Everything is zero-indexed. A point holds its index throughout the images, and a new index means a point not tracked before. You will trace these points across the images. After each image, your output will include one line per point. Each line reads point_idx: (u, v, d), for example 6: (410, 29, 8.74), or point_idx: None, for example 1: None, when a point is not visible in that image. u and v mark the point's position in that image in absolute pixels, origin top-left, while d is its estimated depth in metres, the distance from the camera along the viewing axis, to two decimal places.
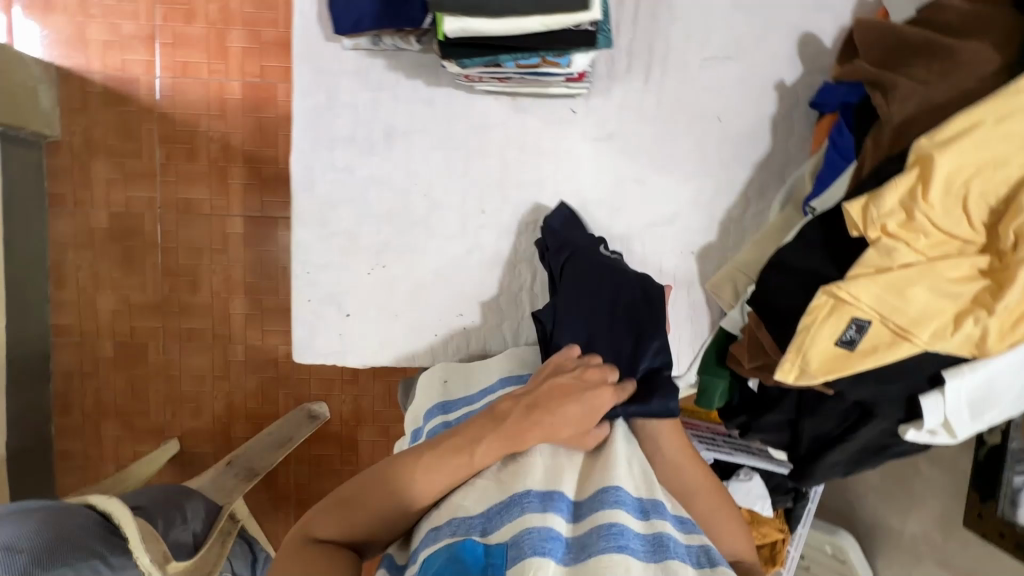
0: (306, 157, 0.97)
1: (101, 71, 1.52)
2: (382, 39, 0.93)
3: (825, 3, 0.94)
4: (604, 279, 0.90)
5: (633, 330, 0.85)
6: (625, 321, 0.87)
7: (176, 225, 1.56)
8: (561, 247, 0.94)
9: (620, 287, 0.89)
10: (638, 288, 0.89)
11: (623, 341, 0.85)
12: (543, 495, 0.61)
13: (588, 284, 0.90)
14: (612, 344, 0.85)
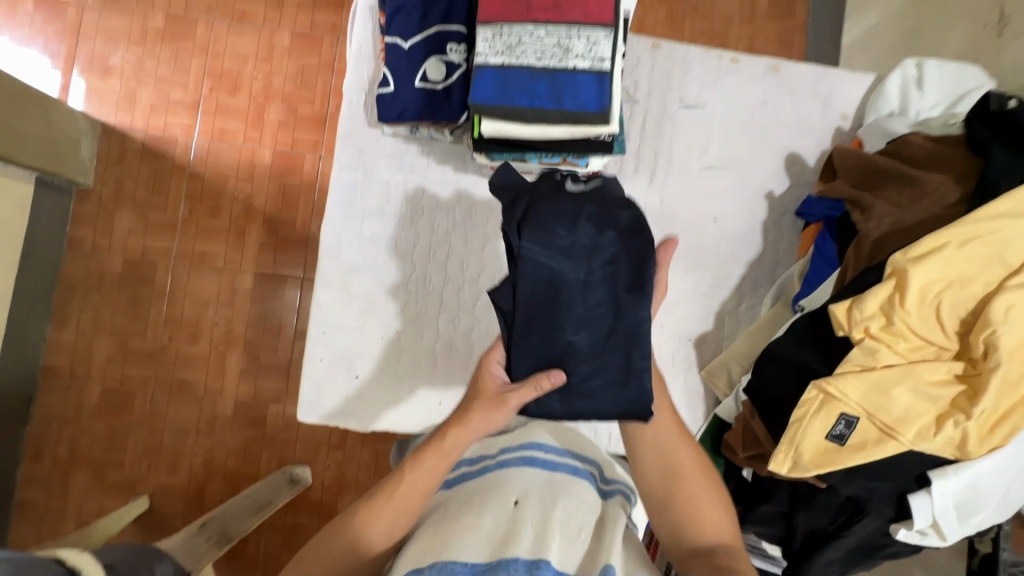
0: (333, 218, 0.89)
1: (143, 129, 1.64)
2: (419, 129, 0.88)
3: (810, 129, 0.98)
4: (570, 232, 0.66)
5: (610, 303, 0.65)
6: (596, 291, 0.65)
7: (187, 276, 1.61)
8: (514, 202, 0.68)
9: (592, 244, 0.66)
10: (615, 242, 0.66)
11: (599, 317, 0.65)
12: (532, 563, 0.58)
13: (553, 247, 0.65)
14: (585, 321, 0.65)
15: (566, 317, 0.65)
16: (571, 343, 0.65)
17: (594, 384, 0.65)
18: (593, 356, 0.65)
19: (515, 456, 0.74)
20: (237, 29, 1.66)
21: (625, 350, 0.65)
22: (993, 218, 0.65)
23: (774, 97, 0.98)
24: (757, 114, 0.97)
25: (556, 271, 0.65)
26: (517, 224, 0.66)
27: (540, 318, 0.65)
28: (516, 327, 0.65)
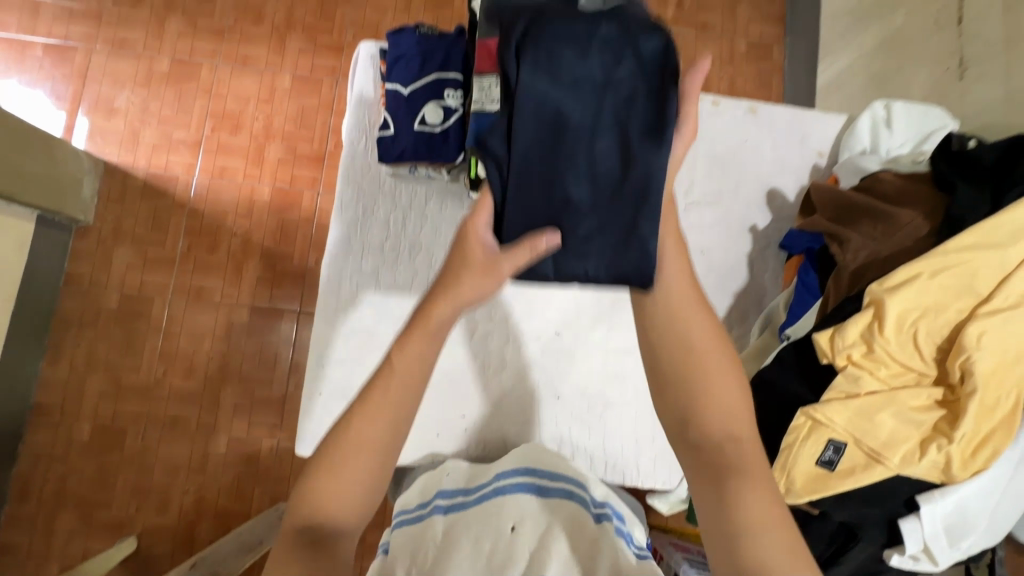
0: (333, 255, 0.92)
1: (145, 168, 1.68)
2: (417, 168, 0.92)
3: (789, 166, 1.04)
4: (579, 57, 0.57)
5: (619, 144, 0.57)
6: (604, 135, 0.57)
7: (183, 311, 1.62)
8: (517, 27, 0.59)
9: (604, 74, 0.57)
10: (630, 75, 0.57)
11: (607, 159, 0.57)
12: None
13: (558, 71, 0.57)
14: (591, 165, 0.57)
15: (567, 160, 0.57)
16: (572, 197, 0.56)
17: (593, 243, 0.57)
18: (595, 210, 0.57)
19: (511, 482, 0.77)
20: (240, 73, 1.73)
21: (635, 204, 0.57)
22: (965, 248, 0.69)
23: (753, 136, 1.04)
24: (739, 152, 1.03)
25: (558, 105, 0.57)
26: (517, 51, 0.58)
27: (538, 166, 0.57)
28: (510, 172, 0.57)
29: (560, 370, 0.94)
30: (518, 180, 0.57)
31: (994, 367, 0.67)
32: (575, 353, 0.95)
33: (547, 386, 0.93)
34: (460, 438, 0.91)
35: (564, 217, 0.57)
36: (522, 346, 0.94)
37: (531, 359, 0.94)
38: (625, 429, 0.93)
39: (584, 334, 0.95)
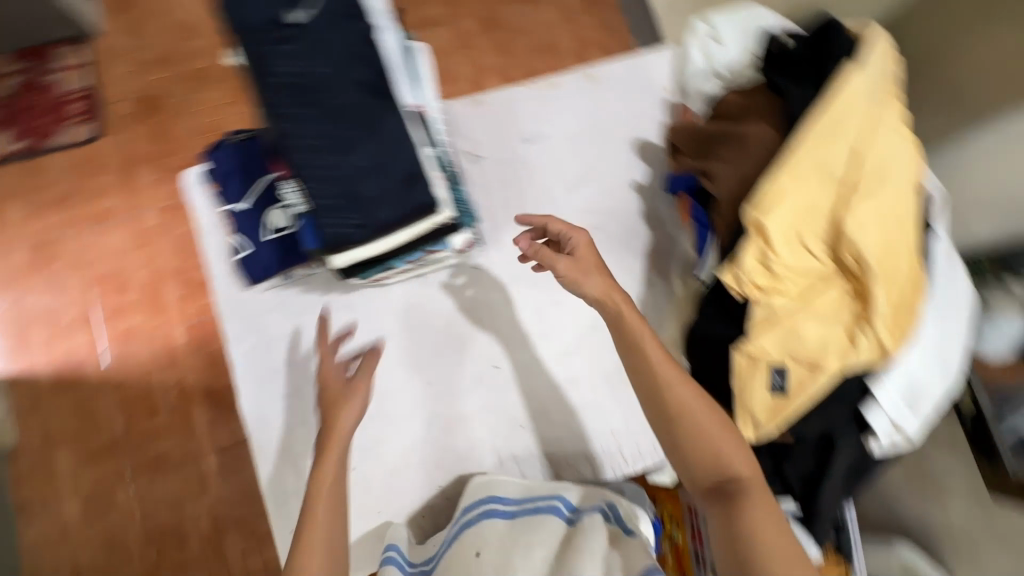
0: (247, 392, 0.88)
1: (49, 364, 1.58)
2: (293, 272, 0.88)
3: (645, 113, 1.03)
4: (313, 60, 0.62)
5: (372, 127, 0.64)
6: (359, 122, 0.63)
7: (150, 485, 1.54)
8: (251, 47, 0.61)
9: (341, 71, 0.63)
10: (362, 70, 0.64)
11: (371, 141, 0.64)
12: None
13: (299, 77, 0.62)
14: (357, 145, 0.63)
15: (337, 147, 0.63)
16: (354, 164, 0.63)
17: (385, 202, 0.65)
18: (378, 172, 0.64)
19: (476, 512, 0.80)
20: (103, 229, 1.64)
21: (407, 169, 0.65)
22: (812, 144, 0.69)
23: (599, 101, 1.03)
24: (592, 121, 1.02)
25: (312, 105, 0.62)
26: (261, 67, 0.61)
27: (313, 143, 0.62)
28: (292, 162, 0.63)
29: (514, 398, 0.92)
30: (302, 173, 0.63)
31: (881, 242, 0.69)
32: (521, 377, 0.93)
33: (507, 419, 0.92)
34: (445, 505, 0.89)
35: (355, 193, 0.64)
36: (468, 391, 0.92)
37: (482, 402, 0.92)
38: (594, 425, 0.93)
39: (522, 354, 0.94)
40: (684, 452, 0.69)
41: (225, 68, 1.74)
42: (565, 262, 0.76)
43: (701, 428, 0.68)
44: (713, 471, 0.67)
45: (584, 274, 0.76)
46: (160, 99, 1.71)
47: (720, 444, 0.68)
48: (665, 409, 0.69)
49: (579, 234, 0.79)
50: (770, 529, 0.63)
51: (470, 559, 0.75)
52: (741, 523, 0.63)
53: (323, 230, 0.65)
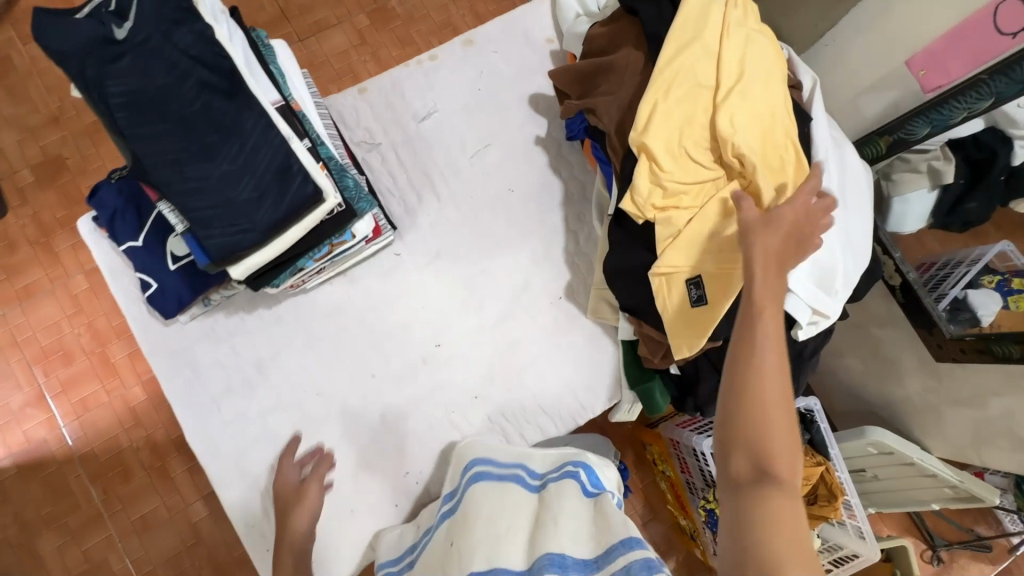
0: (192, 428, 0.86)
1: (9, 454, 1.52)
2: (210, 297, 0.86)
3: (533, 66, 1.03)
4: (148, 75, 0.60)
5: (229, 129, 0.63)
6: (215, 126, 0.62)
7: (142, 547, 1.51)
8: (77, 72, 0.59)
9: (182, 80, 0.61)
10: (204, 74, 0.62)
11: (231, 142, 0.63)
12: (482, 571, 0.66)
13: (136, 93, 0.60)
14: (218, 149, 0.62)
15: (197, 156, 0.62)
16: (220, 170, 0.62)
17: (265, 201, 0.64)
18: (246, 171, 0.63)
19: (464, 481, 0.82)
20: (32, 305, 1.57)
21: (278, 162, 0.64)
22: (672, 61, 0.72)
23: (485, 64, 1.02)
24: (482, 86, 1.02)
25: (159, 120, 0.61)
26: (97, 93, 0.59)
27: (173, 157, 0.61)
28: (158, 183, 0.62)
29: (464, 374, 0.93)
30: (171, 191, 0.62)
31: (757, 135, 0.70)
32: (465, 351, 0.94)
33: (459, 395, 0.92)
34: (417, 490, 0.89)
35: (230, 197, 0.63)
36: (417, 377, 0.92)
37: (433, 382, 0.92)
38: (546, 380, 0.94)
39: (461, 328, 0.94)
40: (737, 442, 0.56)
41: None
42: (754, 215, 0.63)
43: (768, 417, 0.55)
44: (760, 467, 0.54)
45: (767, 235, 0.62)
46: (61, 162, 1.65)
47: (780, 443, 0.55)
48: (743, 385, 0.57)
49: (794, 206, 0.64)
50: (793, 533, 0.51)
51: (445, 549, 0.74)
52: (761, 514, 0.52)
53: (208, 243, 0.63)
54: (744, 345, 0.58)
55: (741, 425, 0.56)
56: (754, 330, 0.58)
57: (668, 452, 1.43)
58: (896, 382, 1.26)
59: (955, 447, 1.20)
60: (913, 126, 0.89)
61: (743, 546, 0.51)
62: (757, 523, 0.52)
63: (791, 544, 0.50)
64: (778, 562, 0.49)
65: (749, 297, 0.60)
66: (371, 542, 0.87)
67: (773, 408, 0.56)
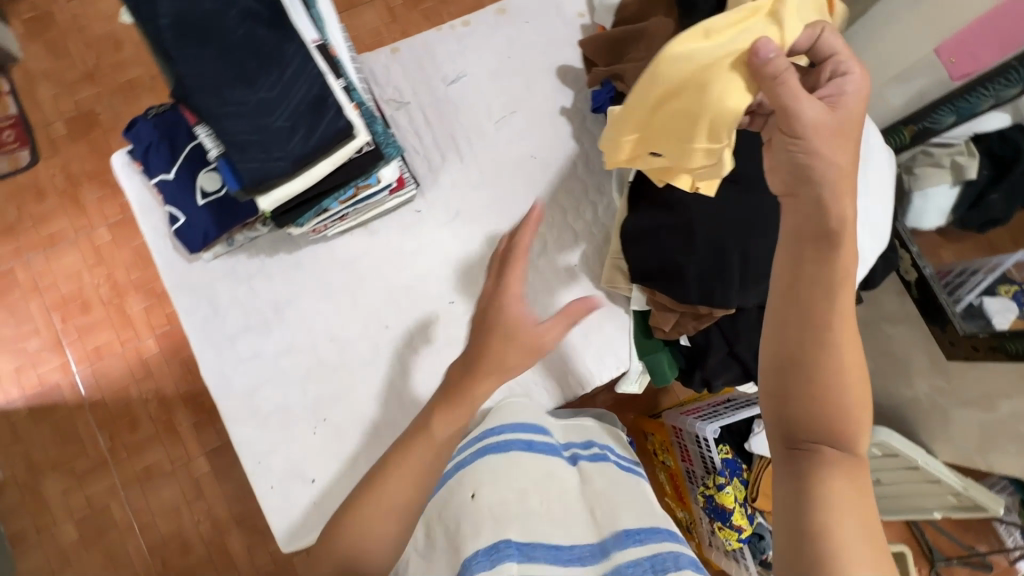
0: (208, 362, 0.88)
1: (24, 395, 1.55)
2: (234, 238, 0.89)
3: (563, 38, 1.05)
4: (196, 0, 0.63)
5: (268, 57, 0.65)
6: (256, 54, 0.64)
7: (143, 497, 1.53)
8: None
9: (227, 8, 0.64)
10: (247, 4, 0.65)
11: (269, 70, 0.65)
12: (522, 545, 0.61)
13: (182, 16, 0.62)
14: (258, 76, 0.64)
15: (236, 81, 0.64)
16: (257, 97, 0.64)
17: (298, 131, 0.66)
18: (281, 100, 0.65)
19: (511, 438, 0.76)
20: (55, 253, 1.61)
21: (313, 91, 0.66)
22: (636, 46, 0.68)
23: (516, 34, 1.04)
24: (512, 54, 1.03)
25: (201, 41, 0.63)
26: (147, 13, 0.62)
27: (210, 80, 0.63)
28: (197, 105, 0.64)
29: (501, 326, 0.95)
30: (209, 114, 0.64)
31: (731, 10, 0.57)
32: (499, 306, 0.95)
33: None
34: None
35: (265, 124, 0.65)
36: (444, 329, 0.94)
37: (444, 338, 0.93)
38: (556, 345, 0.95)
39: (476, 287, 0.95)
40: (796, 426, 0.52)
41: (155, 76, 1.71)
42: (819, 112, 0.49)
43: (838, 384, 0.51)
44: (822, 428, 0.51)
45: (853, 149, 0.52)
46: (93, 117, 1.68)
47: (847, 422, 0.51)
48: (805, 369, 0.51)
49: (854, 83, 0.53)
50: (857, 513, 0.49)
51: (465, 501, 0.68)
52: (822, 494, 0.49)
53: (243, 167, 0.65)
54: (809, 325, 0.51)
55: (806, 410, 0.51)
56: (829, 310, 0.51)
57: (670, 441, 1.42)
58: (904, 382, 1.25)
59: (962, 451, 1.19)
60: (939, 116, 0.91)
61: (802, 525, 0.49)
62: (817, 502, 0.49)
63: (856, 525, 0.49)
64: (840, 536, 0.47)
65: (824, 264, 0.52)
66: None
67: (844, 390, 0.51)
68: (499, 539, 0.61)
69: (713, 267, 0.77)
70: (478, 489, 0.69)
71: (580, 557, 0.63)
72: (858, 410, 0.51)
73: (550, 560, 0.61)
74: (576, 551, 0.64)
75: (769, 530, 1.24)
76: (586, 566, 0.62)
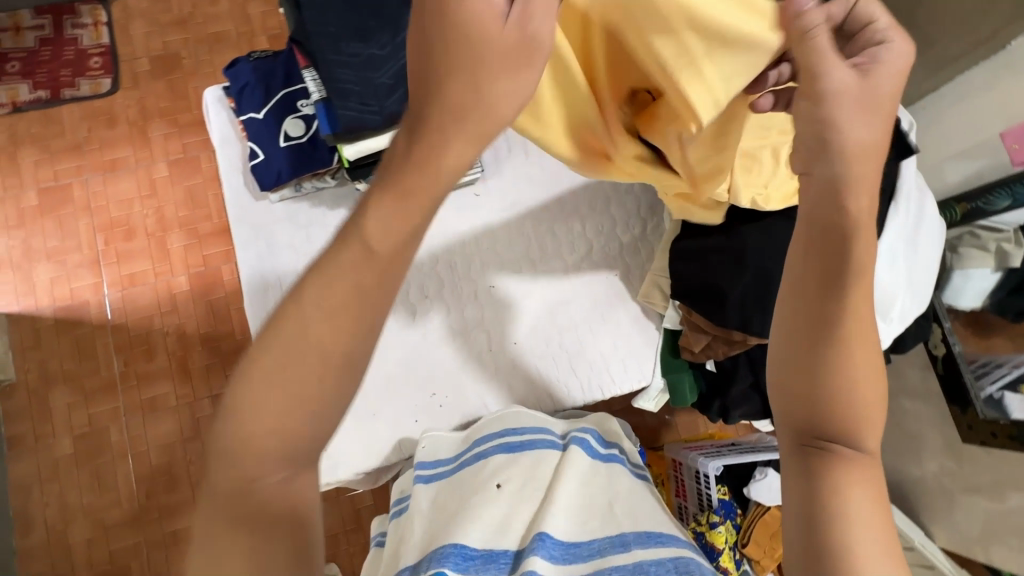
0: (252, 297, 0.91)
1: (53, 305, 1.54)
2: (303, 184, 0.93)
3: None
4: None
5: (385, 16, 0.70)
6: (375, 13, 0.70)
7: (143, 426, 1.50)
8: None
9: None
10: None
11: (383, 29, 0.69)
12: (553, 538, 0.64)
13: None
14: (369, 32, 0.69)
15: (351, 34, 0.69)
16: (367, 51, 0.69)
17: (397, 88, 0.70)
18: (388, 57, 0.69)
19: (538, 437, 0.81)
20: (113, 178, 1.62)
21: None
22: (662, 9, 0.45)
23: None
24: None
25: None
26: None
27: (334, 31, 0.68)
28: (312, 47, 0.69)
29: (579, 318, 0.98)
30: (321, 57, 0.69)
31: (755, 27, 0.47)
32: (572, 297, 0.98)
33: (538, 334, 0.97)
34: (438, 414, 0.92)
35: (370, 77, 0.69)
36: (522, 317, 0.97)
37: (477, 318, 0.96)
38: (578, 343, 0.97)
39: (514, 276, 0.98)
40: (808, 426, 0.47)
41: (241, 33, 1.74)
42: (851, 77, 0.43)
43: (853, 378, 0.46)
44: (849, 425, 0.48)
45: None
46: (177, 59, 1.71)
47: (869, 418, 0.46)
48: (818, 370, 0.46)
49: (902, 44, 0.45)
50: (877, 519, 0.45)
51: (491, 491, 0.73)
52: (841, 504, 0.44)
53: (340, 113, 0.69)
54: (814, 325, 0.46)
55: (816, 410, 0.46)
56: (840, 311, 0.45)
57: (668, 475, 1.42)
58: (913, 461, 1.24)
59: (963, 539, 1.17)
60: (994, 198, 0.95)
61: (816, 538, 0.44)
62: (832, 507, 0.45)
63: (876, 535, 0.44)
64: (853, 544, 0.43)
65: None
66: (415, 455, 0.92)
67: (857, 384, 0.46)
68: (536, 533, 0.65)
69: (756, 293, 0.79)
70: (502, 480, 0.75)
71: (599, 549, 0.64)
72: (870, 408, 0.46)
73: (567, 560, 0.63)
74: (596, 545, 0.65)
75: None
76: (605, 556, 0.63)
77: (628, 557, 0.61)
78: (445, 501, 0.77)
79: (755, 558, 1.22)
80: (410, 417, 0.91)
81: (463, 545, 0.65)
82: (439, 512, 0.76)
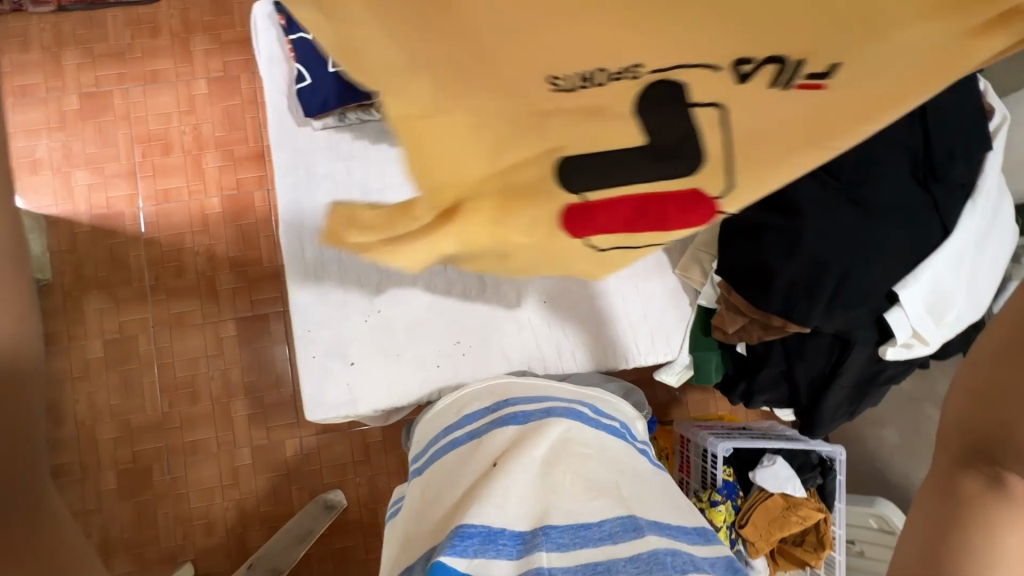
0: (288, 223, 0.91)
1: (88, 212, 1.52)
2: (347, 114, 0.91)
3: None
4: None
5: None
6: None
7: (170, 340, 1.51)
8: None
9: None
10: None
11: None
12: (563, 530, 0.60)
13: None
14: None
15: None
16: None
17: None
18: None
19: (535, 408, 0.76)
20: (153, 89, 1.56)
21: None
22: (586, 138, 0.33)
23: None
24: None
25: None
26: None
27: None
28: None
29: (613, 285, 0.95)
30: None
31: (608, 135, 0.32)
32: None
33: (568, 297, 0.95)
34: (459, 362, 0.92)
35: None
36: (553, 276, 0.95)
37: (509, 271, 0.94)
38: (610, 310, 0.95)
39: None
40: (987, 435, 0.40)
41: None
42: None
43: None
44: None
45: None
46: None
47: None
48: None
49: None
50: None
51: (487, 468, 0.68)
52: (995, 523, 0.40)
53: None
54: None
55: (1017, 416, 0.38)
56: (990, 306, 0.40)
57: (672, 450, 1.42)
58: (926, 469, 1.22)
59: None
60: None
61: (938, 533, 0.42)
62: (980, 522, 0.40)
63: None
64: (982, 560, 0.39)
65: None
66: (429, 404, 0.92)
67: None
68: (540, 526, 0.61)
69: (806, 280, 0.76)
70: (497, 457, 0.69)
71: (611, 534, 0.60)
72: None
73: (579, 545, 0.59)
74: (607, 527, 0.61)
75: (746, 559, 1.23)
76: (618, 543, 0.59)
77: (644, 541, 0.59)
78: (439, 489, 0.70)
79: (749, 540, 1.21)
80: (431, 362, 0.91)
81: (462, 526, 0.58)
82: (432, 495, 0.71)
